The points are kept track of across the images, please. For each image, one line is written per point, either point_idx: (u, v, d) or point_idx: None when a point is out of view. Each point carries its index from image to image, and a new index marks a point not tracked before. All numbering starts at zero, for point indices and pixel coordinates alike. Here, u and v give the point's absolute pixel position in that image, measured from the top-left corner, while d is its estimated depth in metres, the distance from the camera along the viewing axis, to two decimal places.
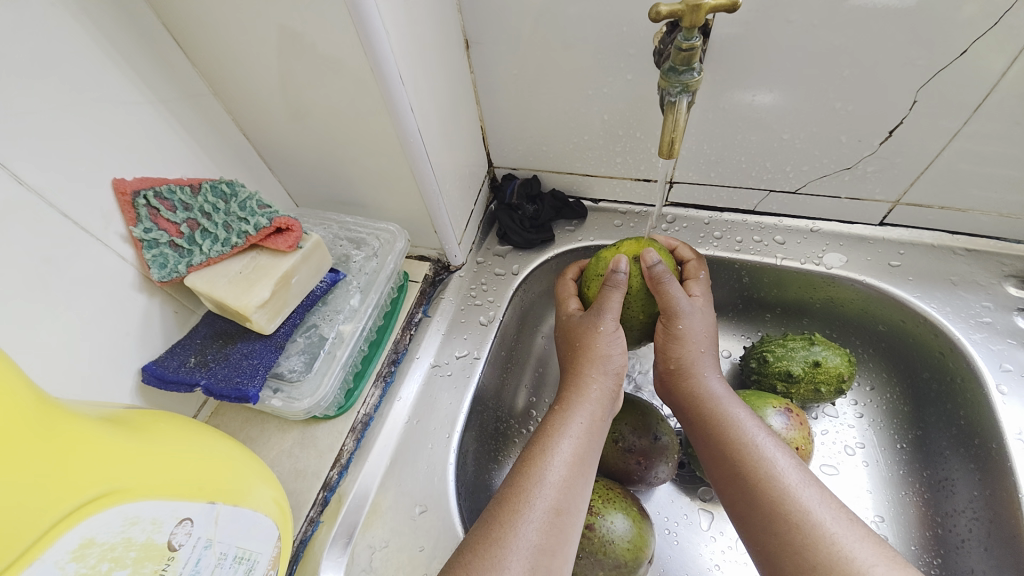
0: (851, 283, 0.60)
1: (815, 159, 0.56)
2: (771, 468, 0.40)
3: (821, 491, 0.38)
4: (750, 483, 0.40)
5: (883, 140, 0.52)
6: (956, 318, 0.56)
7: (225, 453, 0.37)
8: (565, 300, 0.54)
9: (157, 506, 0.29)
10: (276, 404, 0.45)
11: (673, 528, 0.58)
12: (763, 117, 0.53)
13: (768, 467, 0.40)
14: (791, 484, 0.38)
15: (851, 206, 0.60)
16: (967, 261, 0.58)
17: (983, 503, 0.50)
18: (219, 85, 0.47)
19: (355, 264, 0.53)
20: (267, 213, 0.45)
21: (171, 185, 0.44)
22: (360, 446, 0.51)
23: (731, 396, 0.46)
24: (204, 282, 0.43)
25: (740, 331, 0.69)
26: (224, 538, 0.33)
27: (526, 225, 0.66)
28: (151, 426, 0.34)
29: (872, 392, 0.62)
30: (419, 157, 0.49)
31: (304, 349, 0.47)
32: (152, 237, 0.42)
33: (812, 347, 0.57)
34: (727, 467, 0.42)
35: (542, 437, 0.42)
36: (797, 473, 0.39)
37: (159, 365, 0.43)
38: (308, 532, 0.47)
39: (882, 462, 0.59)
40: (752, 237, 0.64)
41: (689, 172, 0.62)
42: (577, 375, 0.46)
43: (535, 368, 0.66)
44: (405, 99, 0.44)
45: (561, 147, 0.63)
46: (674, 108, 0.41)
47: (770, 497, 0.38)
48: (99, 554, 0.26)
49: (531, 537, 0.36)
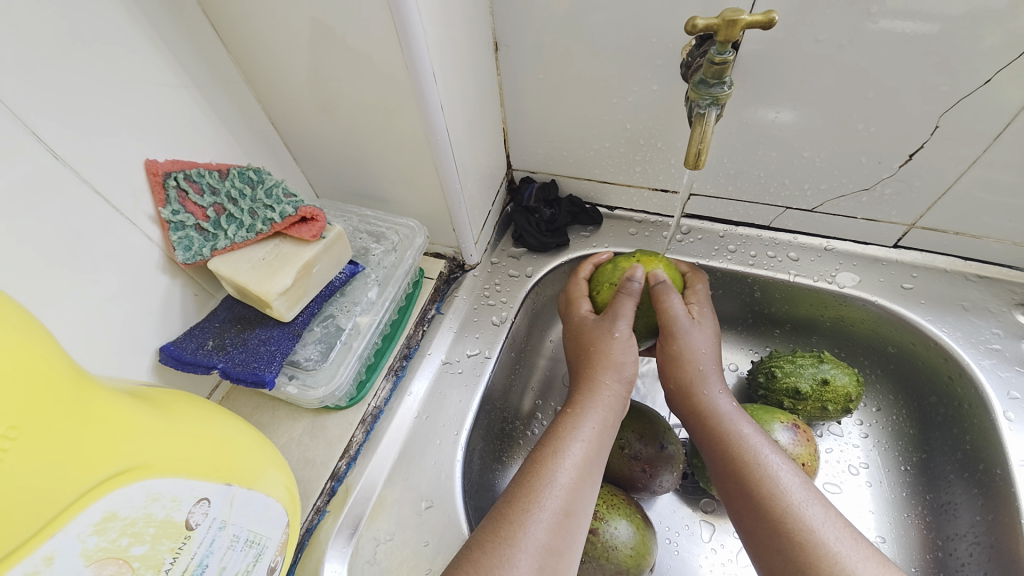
0: (863, 303, 0.61)
1: (833, 178, 0.56)
2: (778, 484, 0.40)
3: (828, 510, 0.38)
4: (756, 497, 0.40)
5: (902, 163, 0.52)
6: (966, 344, 0.56)
7: (241, 436, 0.37)
8: (576, 300, 0.53)
9: (177, 484, 0.30)
10: (291, 391, 0.45)
11: (674, 538, 0.58)
12: (785, 134, 0.54)
13: (775, 483, 0.40)
14: (797, 502, 0.38)
15: (866, 227, 0.60)
16: (979, 287, 0.59)
17: (985, 528, 0.51)
18: (252, 73, 0.47)
19: (374, 257, 0.53)
20: (292, 202, 0.45)
21: (200, 169, 0.44)
22: (369, 438, 0.51)
23: (738, 410, 0.46)
24: (227, 267, 0.43)
25: (748, 345, 0.69)
26: (237, 520, 0.33)
27: (542, 228, 0.66)
28: (172, 405, 0.34)
29: (878, 413, 0.62)
30: (444, 155, 0.49)
31: (320, 338, 0.47)
32: (178, 219, 0.42)
33: (821, 365, 0.57)
34: (733, 480, 0.42)
35: (553, 439, 0.42)
36: (803, 491, 0.39)
37: (178, 346, 0.44)
38: (314, 520, 0.47)
39: (886, 483, 0.59)
40: (766, 252, 0.64)
41: (707, 185, 0.62)
42: (590, 379, 0.46)
43: (542, 371, 0.66)
44: (435, 97, 0.44)
45: (581, 153, 0.63)
46: (701, 120, 0.42)
47: (776, 513, 0.38)
48: (119, 529, 0.26)
49: (540, 536, 0.36)
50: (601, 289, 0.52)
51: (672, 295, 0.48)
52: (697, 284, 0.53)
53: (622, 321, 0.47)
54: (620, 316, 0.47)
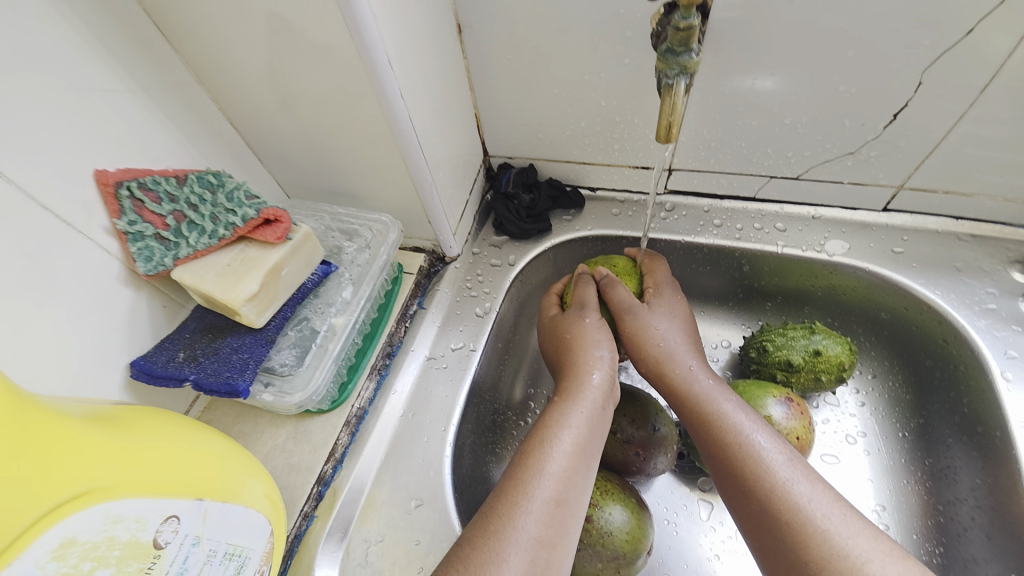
0: (854, 270, 0.59)
1: (818, 144, 0.54)
2: (763, 464, 0.39)
3: (816, 487, 0.37)
4: (744, 478, 0.39)
5: (887, 124, 0.50)
6: (960, 306, 0.55)
7: (214, 449, 0.36)
8: (546, 302, 0.56)
9: (141, 504, 0.29)
10: (267, 398, 0.44)
11: (672, 518, 0.57)
12: (764, 102, 0.52)
13: (761, 463, 0.39)
14: (783, 480, 0.37)
15: (854, 192, 0.59)
16: (972, 246, 0.57)
17: (985, 491, 0.50)
18: (204, 73, 0.46)
19: (347, 256, 0.52)
20: (255, 204, 0.44)
21: (156, 176, 0.42)
22: (354, 440, 0.50)
23: (719, 389, 0.45)
24: (191, 275, 0.42)
25: (740, 321, 0.68)
26: (213, 535, 0.32)
27: (522, 215, 0.65)
28: (136, 423, 0.33)
29: (874, 380, 0.61)
30: (412, 146, 0.48)
31: (295, 342, 0.46)
32: (136, 229, 0.40)
33: (812, 336, 0.56)
34: (718, 459, 0.41)
35: (542, 428, 0.41)
36: (790, 468, 0.38)
37: (149, 360, 0.43)
38: (303, 526, 0.46)
39: (884, 451, 0.58)
40: (752, 224, 0.63)
41: (689, 160, 0.60)
42: (576, 364, 0.46)
43: (532, 359, 0.65)
44: (394, 85, 0.42)
45: (557, 135, 0.61)
46: (671, 91, 0.40)
47: (764, 490, 0.38)
48: (81, 554, 0.26)
49: (531, 529, 0.35)
50: (567, 293, 0.55)
51: (617, 285, 0.51)
52: (655, 269, 0.55)
53: (589, 307, 0.50)
54: (587, 304, 0.51)
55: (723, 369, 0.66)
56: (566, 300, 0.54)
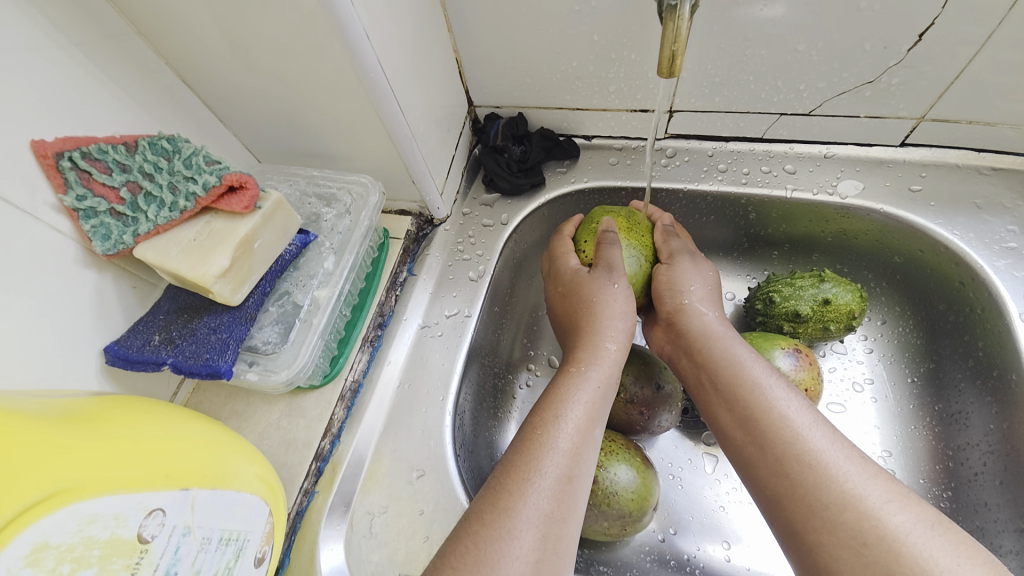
0: (867, 213, 0.56)
1: (833, 73, 0.49)
2: (782, 411, 0.37)
3: (832, 432, 0.36)
4: (760, 425, 0.37)
5: (912, 46, 0.45)
6: (979, 246, 0.52)
7: (197, 437, 0.35)
8: (564, 255, 0.52)
9: (119, 501, 0.27)
10: (252, 378, 0.42)
11: (677, 472, 0.57)
12: (775, 28, 0.46)
13: (779, 410, 0.37)
14: (800, 427, 0.36)
15: (870, 126, 0.54)
16: (994, 180, 0.53)
17: (1000, 436, 0.49)
18: (142, 20, 0.40)
19: (326, 223, 0.48)
20: (216, 170, 0.40)
21: (101, 144, 0.38)
22: (351, 414, 0.49)
23: (736, 338, 0.44)
24: (154, 253, 0.38)
25: (745, 271, 0.65)
26: (204, 523, 0.31)
27: (513, 169, 0.60)
28: (106, 418, 0.31)
29: (884, 326, 0.60)
30: (385, 97, 0.43)
31: (278, 318, 0.43)
32: (87, 205, 0.37)
33: (822, 285, 0.53)
34: (733, 409, 0.40)
35: (553, 401, 0.40)
36: (806, 415, 0.37)
37: (123, 345, 0.40)
38: (304, 503, 0.45)
39: (892, 397, 0.57)
40: (760, 167, 0.59)
41: (691, 99, 0.55)
42: (590, 333, 0.45)
43: (531, 320, 0.63)
44: (356, 24, 0.37)
45: (546, 78, 0.56)
46: (674, 13, 0.35)
47: (780, 438, 0.36)
48: (57, 556, 0.24)
49: (542, 505, 0.34)
50: (588, 247, 0.51)
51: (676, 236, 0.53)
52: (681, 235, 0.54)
53: (618, 273, 0.48)
54: (615, 268, 0.48)
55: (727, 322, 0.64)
56: (586, 256, 0.51)
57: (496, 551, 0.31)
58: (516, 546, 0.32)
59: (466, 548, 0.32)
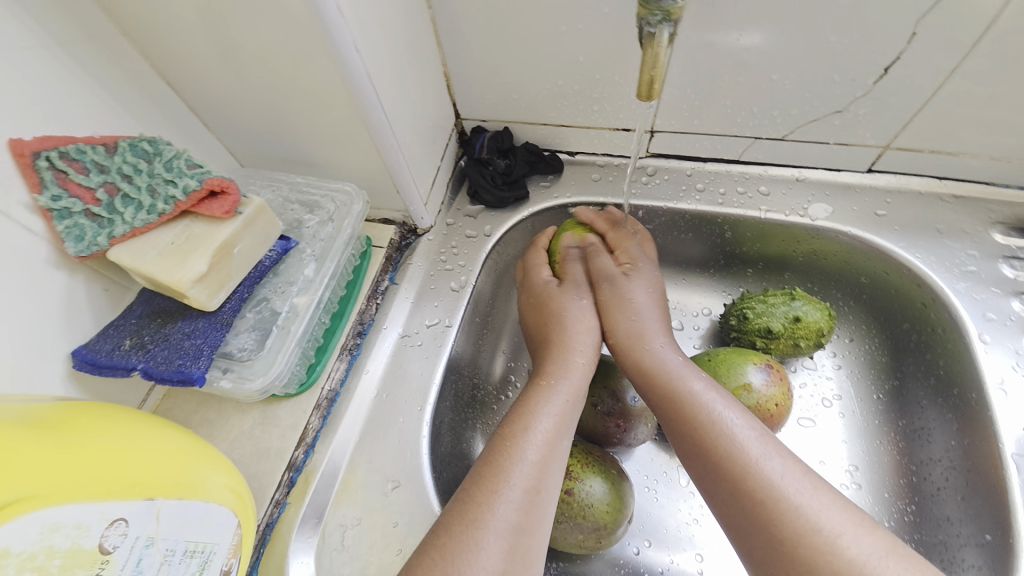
0: (837, 235, 0.58)
1: (805, 102, 0.52)
2: (733, 442, 0.38)
3: (786, 461, 0.37)
4: (713, 458, 0.38)
5: (878, 79, 0.48)
6: (940, 269, 0.54)
7: (166, 445, 0.34)
8: (539, 266, 0.54)
9: (80, 509, 0.26)
10: (225, 385, 0.41)
11: (652, 486, 0.57)
12: (752, 57, 0.49)
13: (730, 442, 0.38)
14: (756, 456, 0.37)
15: (840, 152, 0.57)
16: (955, 207, 0.56)
17: (959, 453, 0.51)
18: (127, 22, 0.40)
19: (308, 229, 0.48)
20: (197, 174, 0.39)
21: (80, 145, 0.37)
22: (326, 423, 0.48)
23: (688, 367, 0.44)
24: (130, 256, 0.38)
25: (720, 288, 0.67)
26: (169, 534, 0.31)
27: (497, 181, 0.61)
28: (71, 423, 0.31)
29: (851, 344, 0.62)
30: (372, 108, 0.44)
31: (254, 325, 0.43)
32: (62, 205, 0.36)
33: (793, 303, 0.55)
34: (686, 440, 0.40)
35: (522, 413, 0.40)
36: (761, 444, 0.38)
37: (91, 349, 0.39)
38: (275, 514, 0.44)
39: (859, 412, 0.59)
40: (735, 188, 0.61)
41: (672, 121, 0.57)
42: (560, 349, 0.46)
43: (512, 331, 0.63)
44: (346, 35, 0.38)
45: (532, 95, 0.57)
46: (654, 40, 0.37)
47: (736, 469, 0.37)
48: (17, 565, 0.23)
49: (509, 516, 0.34)
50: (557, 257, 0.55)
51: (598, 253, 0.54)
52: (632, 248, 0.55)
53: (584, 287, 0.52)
54: (580, 283, 0.52)
55: (703, 337, 0.65)
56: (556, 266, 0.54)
57: (462, 565, 0.31)
58: (484, 557, 0.32)
59: (434, 561, 0.32)
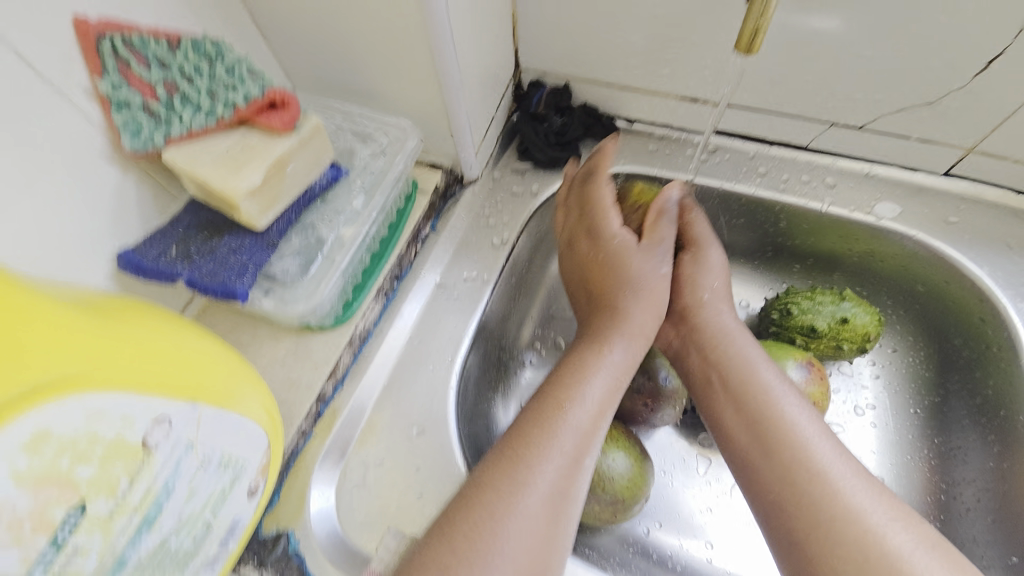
0: (899, 238, 0.55)
1: (895, 89, 0.48)
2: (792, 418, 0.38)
3: (835, 447, 0.37)
4: (770, 430, 0.38)
5: (980, 72, 0.45)
6: (1006, 286, 0.52)
7: (213, 351, 0.33)
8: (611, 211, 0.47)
9: (125, 403, 0.26)
10: (266, 306, 0.41)
11: (669, 470, 0.57)
12: (847, 31, 0.45)
13: (787, 419, 0.38)
14: (808, 437, 0.37)
15: (919, 150, 0.53)
16: None
17: (996, 475, 0.50)
18: None
19: (359, 161, 0.47)
20: (257, 83, 0.39)
21: (145, 35, 0.36)
22: (356, 361, 0.48)
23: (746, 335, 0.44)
24: (184, 158, 0.36)
25: (763, 281, 0.64)
26: (207, 441, 0.30)
27: (551, 140, 0.59)
28: (125, 314, 0.30)
29: (894, 354, 0.59)
30: (441, 37, 0.41)
31: (300, 250, 0.42)
32: (121, 96, 0.35)
33: (842, 303, 0.53)
34: (743, 411, 0.40)
35: (572, 378, 0.39)
36: (812, 425, 0.38)
37: (138, 252, 0.38)
38: (300, 443, 0.44)
39: (893, 425, 0.57)
40: (799, 177, 0.58)
41: (746, 95, 0.54)
42: (618, 302, 0.44)
43: (543, 297, 0.62)
44: None
45: (601, 50, 0.54)
46: None
47: (789, 448, 0.37)
48: (58, 446, 0.24)
49: (549, 480, 0.34)
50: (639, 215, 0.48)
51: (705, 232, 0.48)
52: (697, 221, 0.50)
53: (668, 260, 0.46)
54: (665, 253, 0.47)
55: None
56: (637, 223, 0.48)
57: (503, 520, 0.32)
58: (522, 518, 0.32)
59: (476, 515, 0.32)
